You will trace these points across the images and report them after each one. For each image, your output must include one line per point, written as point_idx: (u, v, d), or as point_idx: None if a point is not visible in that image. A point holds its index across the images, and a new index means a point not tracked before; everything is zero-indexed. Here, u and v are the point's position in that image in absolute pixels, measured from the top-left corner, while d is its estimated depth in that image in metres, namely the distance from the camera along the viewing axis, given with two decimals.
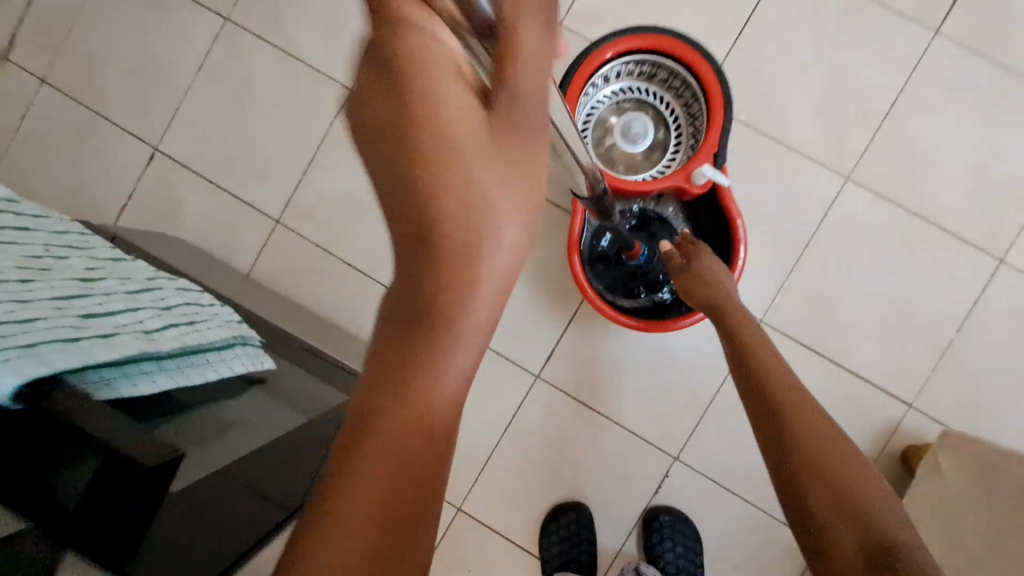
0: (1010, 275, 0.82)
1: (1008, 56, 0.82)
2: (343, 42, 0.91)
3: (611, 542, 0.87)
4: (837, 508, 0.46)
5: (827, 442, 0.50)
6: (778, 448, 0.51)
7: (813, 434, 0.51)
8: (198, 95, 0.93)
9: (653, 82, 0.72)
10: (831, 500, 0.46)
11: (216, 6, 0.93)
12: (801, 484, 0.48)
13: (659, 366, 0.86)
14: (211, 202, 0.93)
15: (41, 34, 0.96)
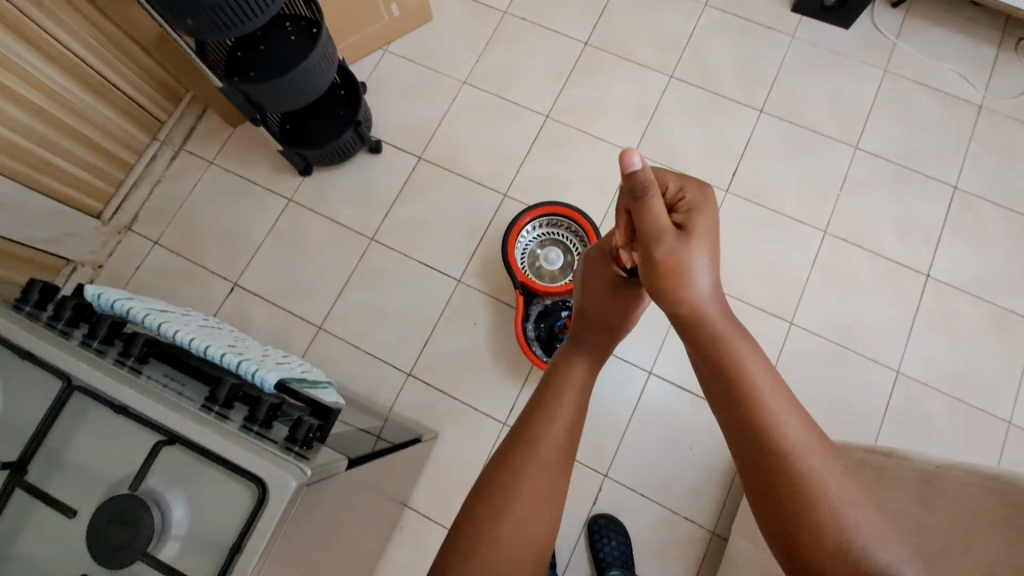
0: (801, 331, 1.27)
1: (773, 201, 1.36)
2: (365, 210, 1.41)
3: (566, 544, 1.18)
4: (799, 486, 0.43)
5: (803, 438, 0.45)
6: (744, 443, 0.47)
7: (784, 428, 0.46)
8: (267, 248, 1.40)
9: (560, 228, 1.21)
10: (795, 481, 0.43)
11: (282, 192, 1.43)
12: (766, 469, 0.45)
13: (588, 410, 1.24)
14: (272, 317, 1.35)
15: (160, 215, 1.44)
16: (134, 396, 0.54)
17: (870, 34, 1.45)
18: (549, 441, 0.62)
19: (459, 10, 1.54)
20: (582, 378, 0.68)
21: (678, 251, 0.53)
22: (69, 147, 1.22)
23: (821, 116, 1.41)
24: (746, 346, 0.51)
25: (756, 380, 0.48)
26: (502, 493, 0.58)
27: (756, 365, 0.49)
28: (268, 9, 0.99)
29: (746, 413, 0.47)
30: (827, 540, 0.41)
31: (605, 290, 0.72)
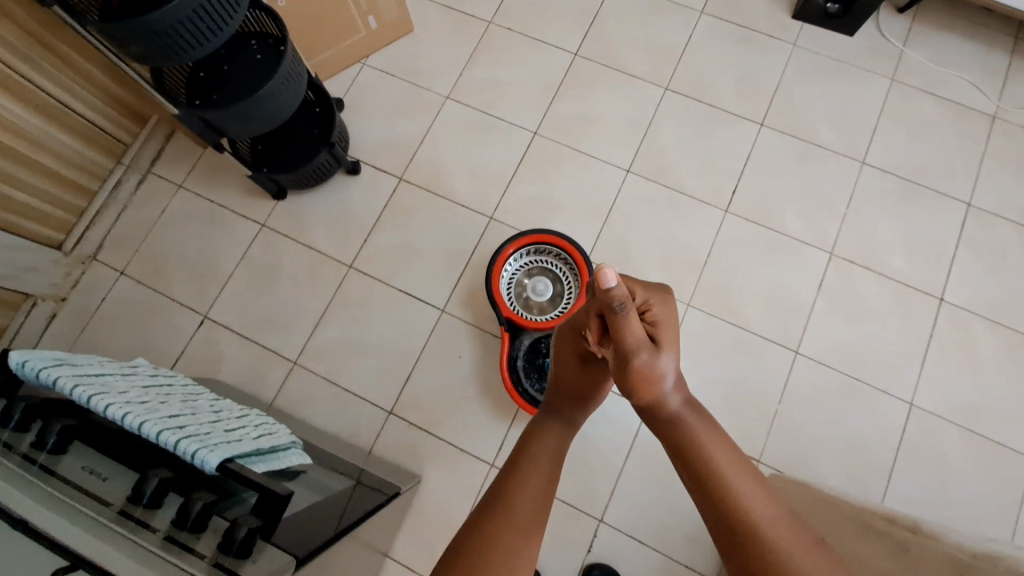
0: (807, 361, 1.20)
1: (776, 221, 1.28)
2: (343, 235, 1.33)
3: None
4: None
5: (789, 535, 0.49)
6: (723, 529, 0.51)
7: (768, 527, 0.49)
8: (239, 277, 1.32)
9: (549, 256, 1.14)
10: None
11: (255, 217, 1.35)
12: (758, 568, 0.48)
13: (581, 449, 1.16)
14: (245, 352, 1.27)
15: (126, 243, 1.36)
16: (39, 512, 0.47)
17: (876, 42, 1.37)
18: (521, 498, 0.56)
19: (442, 20, 1.46)
20: (551, 445, 0.63)
21: (652, 363, 0.57)
22: (24, 177, 1.14)
23: (825, 130, 1.33)
24: (721, 448, 0.55)
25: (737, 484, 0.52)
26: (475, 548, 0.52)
27: (733, 465, 0.54)
28: (224, 30, 0.91)
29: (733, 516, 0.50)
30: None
31: (578, 364, 0.68)
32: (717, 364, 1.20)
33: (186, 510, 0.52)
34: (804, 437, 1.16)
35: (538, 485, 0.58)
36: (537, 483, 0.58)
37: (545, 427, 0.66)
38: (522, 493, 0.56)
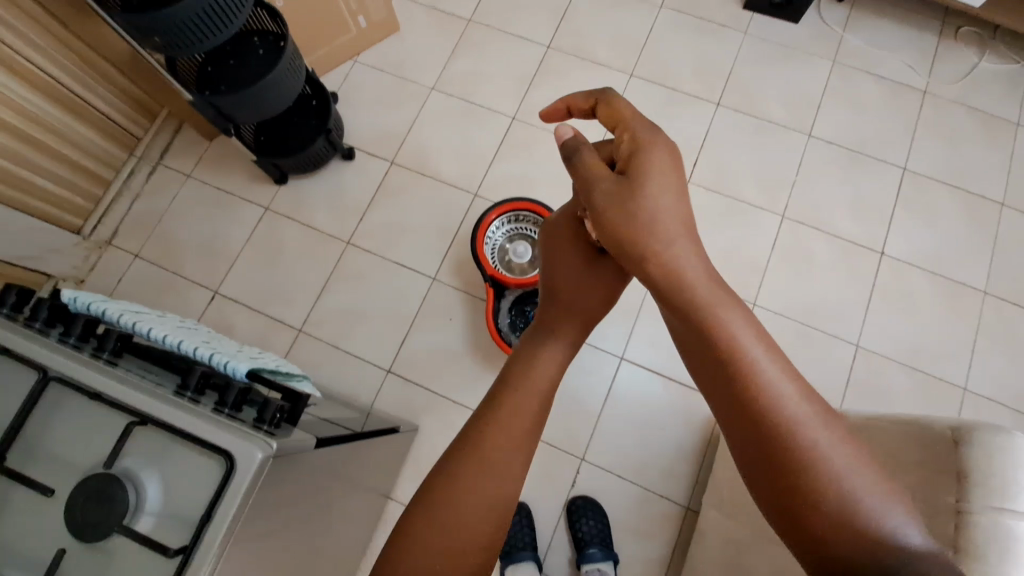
0: (764, 312, 1.33)
1: (733, 189, 1.41)
2: (341, 215, 1.45)
3: (546, 527, 1.22)
4: (807, 469, 0.45)
5: (812, 426, 0.47)
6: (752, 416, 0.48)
7: (790, 416, 0.47)
8: (245, 255, 1.43)
9: (527, 222, 1.26)
10: (805, 460, 0.46)
11: (259, 201, 1.47)
12: (774, 456, 0.47)
13: (562, 397, 1.28)
14: (252, 322, 1.38)
15: (140, 229, 1.47)
16: (104, 380, 0.57)
17: (819, 28, 1.52)
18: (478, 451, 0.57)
19: (426, 20, 1.59)
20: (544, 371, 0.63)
21: (634, 209, 0.55)
22: (47, 164, 1.25)
23: (775, 107, 1.47)
24: (741, 325, 0.51)
25: (760, 371, 0.49)
26: (433, 503, 0.55)
27: (747, 344, 0.50)
28: (234, 22, 1.03)
29: (753, 402, 0.48)
30: (833, 506, 0.44)
31: (579, 262, 0.67)
32: None
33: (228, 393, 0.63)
34: None
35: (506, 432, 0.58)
36: (532, 405, 0.61)
37: (542, 339, 0.65)
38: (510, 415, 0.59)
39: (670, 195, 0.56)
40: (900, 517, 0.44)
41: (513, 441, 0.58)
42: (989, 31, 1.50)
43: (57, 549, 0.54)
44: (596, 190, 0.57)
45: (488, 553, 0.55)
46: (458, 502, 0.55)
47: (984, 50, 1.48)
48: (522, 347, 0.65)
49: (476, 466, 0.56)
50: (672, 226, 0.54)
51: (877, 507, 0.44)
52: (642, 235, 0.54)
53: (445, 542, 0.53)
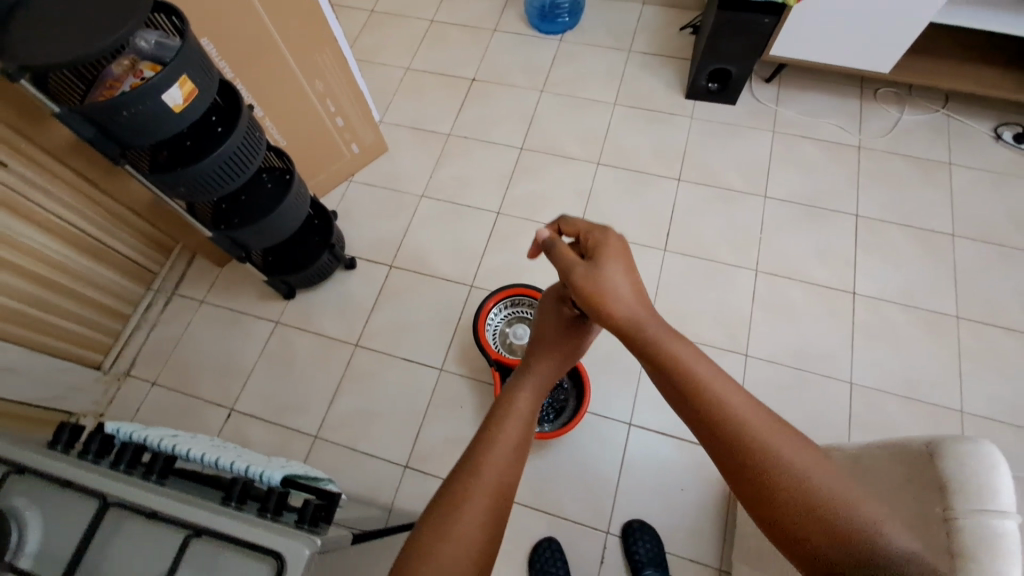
0: (758, 361, 1.39)
1: (707, 252, 1.54)
2: (347, 320, 1.54)
3: None
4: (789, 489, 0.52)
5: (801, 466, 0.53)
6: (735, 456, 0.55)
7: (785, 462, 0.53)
8: (259, 369, 1.50)
9: (523, 305, 1.36)
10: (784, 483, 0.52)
11: (269, 317, 1.56)
12: (771, 496, 0.52)
13: (581, 471, 1.31)
14: (269, 434, 1.42)
15: (156, 357, 1.54)
16: (162, 500, 0.62)
17: (754, 105, 1.74)
18: (496, 462, 0.60)
19: (410, 139, 1.79)
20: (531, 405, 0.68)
21: (596, 278, 0.67)
22: (70, 307, 1.35)
23: (731, 175, 1.64)
24: (720, 380, 0.59)
25: (746, 418, 0.56)
26: (441, 512, 0.55)
27: (726, 400, 0.57)
28: (247, 170, 1.19)
29: (746, 445, 0.55)
30: (830, 532, 0.50)
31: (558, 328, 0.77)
32: None
33: (269, 500, 0.68)
34: None
35: (487, 444, 0.62)
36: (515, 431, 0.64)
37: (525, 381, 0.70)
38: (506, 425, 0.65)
39: (626, 269, 0.68)
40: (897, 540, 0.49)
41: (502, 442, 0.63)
42: (903, 89, 1.71)
43: None
44: (570, 273, 0.69)
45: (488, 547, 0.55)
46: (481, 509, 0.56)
47: (903, 105, 1.69)
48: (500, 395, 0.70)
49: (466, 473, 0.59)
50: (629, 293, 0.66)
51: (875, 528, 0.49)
52: (607, 308, 0.65)
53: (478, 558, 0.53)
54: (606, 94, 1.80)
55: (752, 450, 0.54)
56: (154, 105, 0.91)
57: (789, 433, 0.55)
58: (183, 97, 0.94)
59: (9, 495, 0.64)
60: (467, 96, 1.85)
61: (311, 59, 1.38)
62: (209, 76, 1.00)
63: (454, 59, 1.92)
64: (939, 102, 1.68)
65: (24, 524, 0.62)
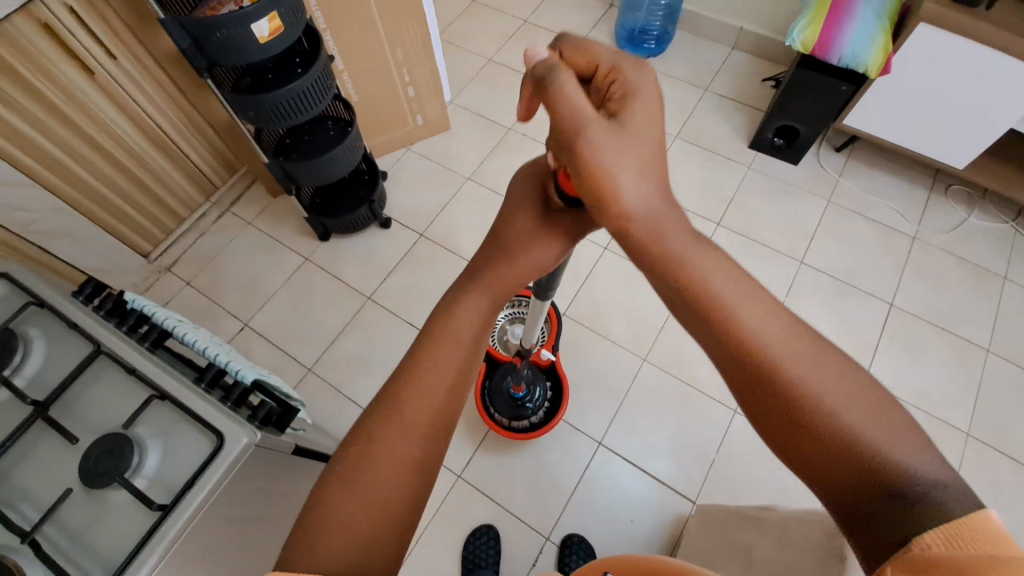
0: (744, 420, 1.37)
1: None
2: (368, 274, 1.63)
3: None
4: (812, 415, 0.39)
5: (823, 393, 0.39)
6: (743, 369, 0.42)
7: (805, 389, 0.40)
8: (279, 296, 1.61)
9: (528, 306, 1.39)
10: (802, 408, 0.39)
11: (301, 252, 1.67)
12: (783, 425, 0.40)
13: (539, 472, 1.33)
14: (270, 356, 1.52)
15: (196, 261, 1.69)
16: (143, 362, 0.70)
17: (816, 171, 1.70)
18: (421, 402, 0.50)
19: (474, 123, 1.87)
20: (479, 321, 0.56)
21: (606, 146, 0.46)
22: (137, 195, 1.50)
23: (772, 233, 1.61)
24: (722, 277, 0.44)
25: (761, 329, 0.42)
26: (354, 454, 0.47)
27: (732, 300, 0.43)
28: (312, 111, 1.29)
29: (751, 361, 0.41)
30: (853, 466, 0.37)
31: (532, 219, 0.62)
32: (665, 414, 1.39)
33: (233, 393, 0.76)
34: (738, 486, 1.30)
35: (416, 374, 0.52)
36: (453, 358, 0.53)
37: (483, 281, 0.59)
38: (441, 350, 0.54)
39: (649, 139, 0.47)
40: (941, 478, 0.35)
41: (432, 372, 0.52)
42: (977, 192, 1.63)
43: (65, 489, 0.63)
44: (577, 124, 0.47)
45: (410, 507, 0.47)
46: (413, 420, 0.49)
47: (972, 208, 1.61)
48: (445, 303, 0.57)
49: (386, 408, 0.50)
50: (643, 169, 0.47)
51: (910, 461, 0.36)
52: (608, 196, 0.47)
53: (406, 480, 0.47)
54: (671, 125, 1.82)
55: (767, 362, 0.41)
56: (242, 31, 1.01)
57: (813, 351, 0.41)
58: (269, 30, 1.04)
59: (26, 322, 0.74)
60: None
61: (398, 31, 1.47)
62: (297, 18, 1.10)
63: None
64: (1010, 214, 1.60)
65: (30, 349, 0.72)
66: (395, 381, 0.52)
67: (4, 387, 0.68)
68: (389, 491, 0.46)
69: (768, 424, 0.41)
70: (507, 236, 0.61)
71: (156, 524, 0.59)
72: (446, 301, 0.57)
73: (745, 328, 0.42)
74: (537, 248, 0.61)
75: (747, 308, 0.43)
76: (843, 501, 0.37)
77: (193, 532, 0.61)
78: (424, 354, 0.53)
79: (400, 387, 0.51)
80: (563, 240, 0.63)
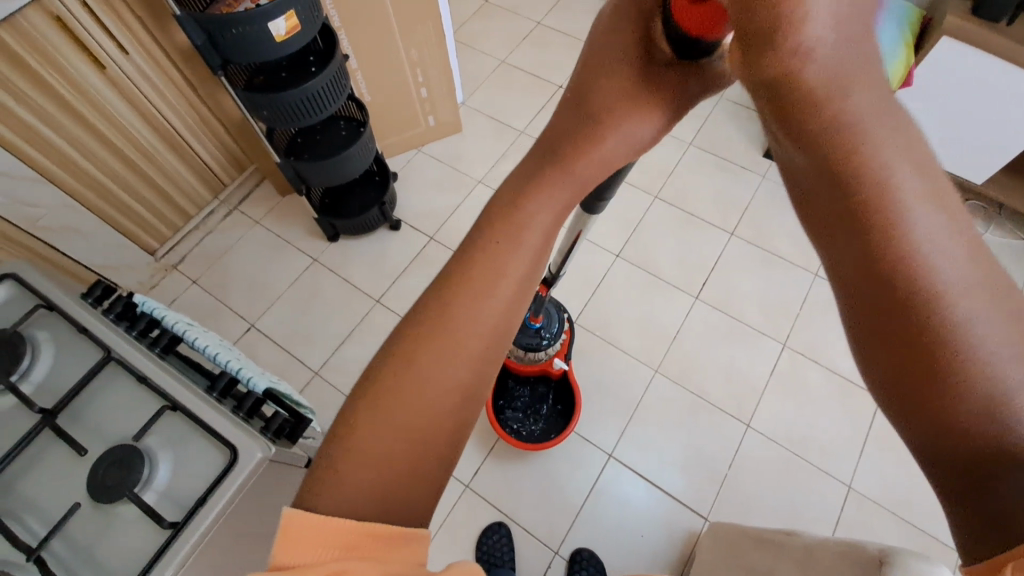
0: (757, 435, 1.35)
1: (738, 311, 1.51)
2: (376, 276, 1.61)
3: None
4: (963, 378, 0.25)
5: (1007, 368, 0.25)
6: (872, 289, 0.27)
7: (974, 346, 0.25)
8: (286, 297, 1.59)
9: None
10: (948, 362, 0.26)
11: (309, 253, 1.65)
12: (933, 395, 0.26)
13: (547, 484, 1.31)
14: (276, 358, 1.50)
15: (203, 260, 1.67)
16: (154, 370, 0.68)
17: None
18: (468, 339, 0.35)
19: (485, 126, 1.85)
20: (551, 229, 0.36)
21: None
22: (145, 193, 1.48)
23: (787, 244, 1.59)
24: (890, 148, 0.27)
25: (935, 241, 0.26)
26: (373, 402, 0.34)
27: (886, 188, 0.27)
28: (326, 111, 1.27)
29: (896, 285, 0.26)
30: (985, 453, 0.26)
31: (641, 61, 0.38)
32: (677, 427, 1.37)
33: (246, 403, 0.74)
34: (750, 502, 1.28)
35: (462, 300, 0.35)
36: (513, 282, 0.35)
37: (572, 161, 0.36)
38: (495, 265, 0.35)
39: None
40: None
41: (478, 301, 0.35)
42: (994, 207, 1.61)
43: (73, 503, 0.61)
44: None
45: (433, 478, 0.34)
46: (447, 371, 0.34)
47: (989, 223, 1.59)
48: (506, 188, 0.37)
49: (423, 342, 0.35)
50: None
51: None
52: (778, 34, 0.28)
53: (436, 425, 0.34)
54: (685, 132, 1.79)
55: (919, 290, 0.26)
56: (258, 29, 0.99)
57: (1011, 295, 0.26)
58: (285, 29, 1.02)
59: (35, 325, 0.72)
60: (550, 100, 1.89)
61: (413, 31, 1.45)
62: (314, 17, 1.08)
63: (548, 63, 1.97)
64: None
65: (39, 354, 0.70)
66: (437, 301, 0.35)
67: (11, 394, 0.66)
68: (410, 457, 0.33)
69: (881, 367, 0.27)
70: (602, 82, 0.38)
71: (166, 543, 0.57)
72: (506, 187, 0.37)
73: (901, 234, 0.26)
74: (654, 106, 0.38)
75: (913, 205, 0.27)
76: (975, 503, 0.27)
77: (205, 550, 0.58)
78: (472, 264, 0.35)
79: (440, 311, 0.35)
80: (667, 109, 0.39)
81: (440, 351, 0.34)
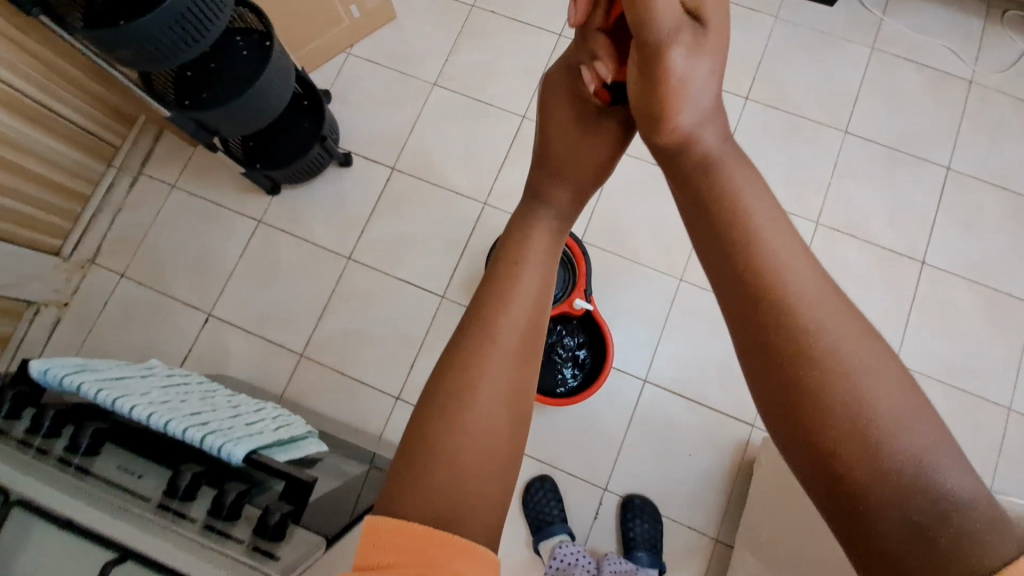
0: None
1: None
2: (339, 228, 1.34)
3: None
4: (835, 391, 0.41)
5: (874, 391, 0.41)
6: (771, 340, 0.44)
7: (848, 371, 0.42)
8: (238, 273, 1.34)
9: None
10: (833, 382, 0.41)
11: (251, 215, 1.36)
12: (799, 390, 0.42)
13: (585, 424, 1.22)
14: (251, 347, 1.30)
15: (123, 246, 1.37)
16: (87, 512, 0.53)
17: (857, 11, 1.39)
18: (500, 368, 0.51)
19: (425, 6, 1.45)
20: (546, 255, 0.58)
21: (685, 74, 0.55)
22: (19, 185, 1.13)
23: (811, 101, 1.35)
24: (782, 251, 0.47)
25: (813, 312, 0.44)
26: (443, 426, 0.48)
27: (777, 280, 0.46)
28: (211, 31, 0.91)
29: (791, 334, 0.44)
30: (868, 449, 0.39)
31: (576, 133, 0.66)
32: (712, 336, 1.25)
33: (219, 503, 0.57)
34: None
35: (490, 339, 0.52)
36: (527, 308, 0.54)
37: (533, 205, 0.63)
38: (509, 312, 0.53)
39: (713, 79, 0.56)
40: (953, 477, 0.38)
41: (500, 348, 0.51)
42: None
43: None
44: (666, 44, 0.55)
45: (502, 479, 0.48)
46: (493, 397, 0.49)
47: None
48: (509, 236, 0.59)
49: (459, 383, 0.49)
50: (705, 107, 0.55)
51: (925, 456, 0.39)
52: (675, 125, 0.55)
53: (498, 437, 0.49)
54: None
55: (807, 336, 0.43)
56: None
57: (869, 346, 0.43)
58: None
59: None
60: None
61: None
62: None
63: None
64: None
65: None
66: (471, 342, 0.52)
67: None
68: (490, 464, 0.48)
69: (778, 388, 0.43)
70: (555, 145, 0.66)
71: None
72: (514, 243, 0.58)
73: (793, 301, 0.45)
74: (589, 155, 0.66)
75: (801, 284, 0.46)
76: (850, 498, 0.39)
77: None
78: (496, 311, 0.53)
79: (469, 359, 0.51)
80: (602, 147, 0.66)
81: (483, 384, 0.50)
